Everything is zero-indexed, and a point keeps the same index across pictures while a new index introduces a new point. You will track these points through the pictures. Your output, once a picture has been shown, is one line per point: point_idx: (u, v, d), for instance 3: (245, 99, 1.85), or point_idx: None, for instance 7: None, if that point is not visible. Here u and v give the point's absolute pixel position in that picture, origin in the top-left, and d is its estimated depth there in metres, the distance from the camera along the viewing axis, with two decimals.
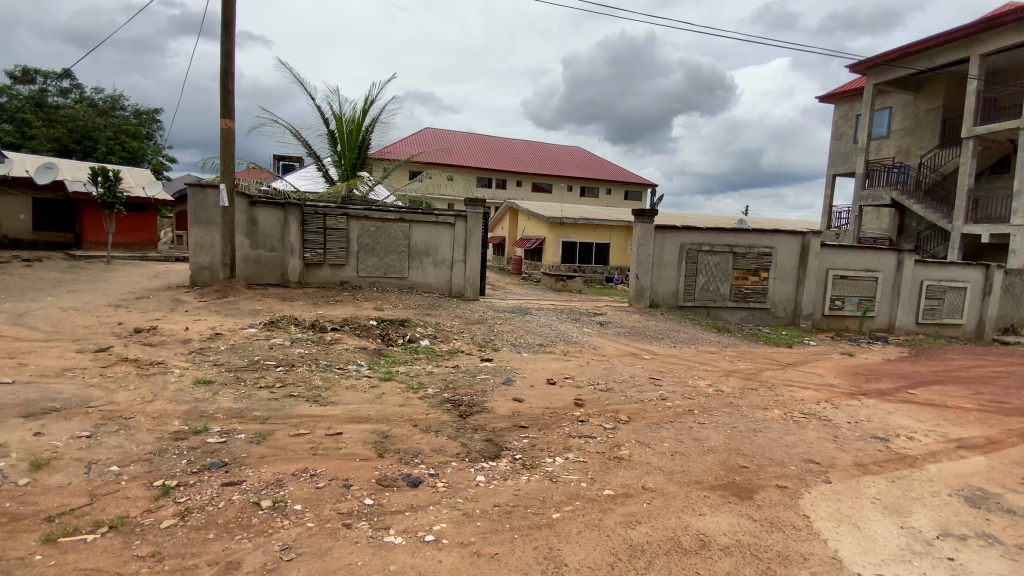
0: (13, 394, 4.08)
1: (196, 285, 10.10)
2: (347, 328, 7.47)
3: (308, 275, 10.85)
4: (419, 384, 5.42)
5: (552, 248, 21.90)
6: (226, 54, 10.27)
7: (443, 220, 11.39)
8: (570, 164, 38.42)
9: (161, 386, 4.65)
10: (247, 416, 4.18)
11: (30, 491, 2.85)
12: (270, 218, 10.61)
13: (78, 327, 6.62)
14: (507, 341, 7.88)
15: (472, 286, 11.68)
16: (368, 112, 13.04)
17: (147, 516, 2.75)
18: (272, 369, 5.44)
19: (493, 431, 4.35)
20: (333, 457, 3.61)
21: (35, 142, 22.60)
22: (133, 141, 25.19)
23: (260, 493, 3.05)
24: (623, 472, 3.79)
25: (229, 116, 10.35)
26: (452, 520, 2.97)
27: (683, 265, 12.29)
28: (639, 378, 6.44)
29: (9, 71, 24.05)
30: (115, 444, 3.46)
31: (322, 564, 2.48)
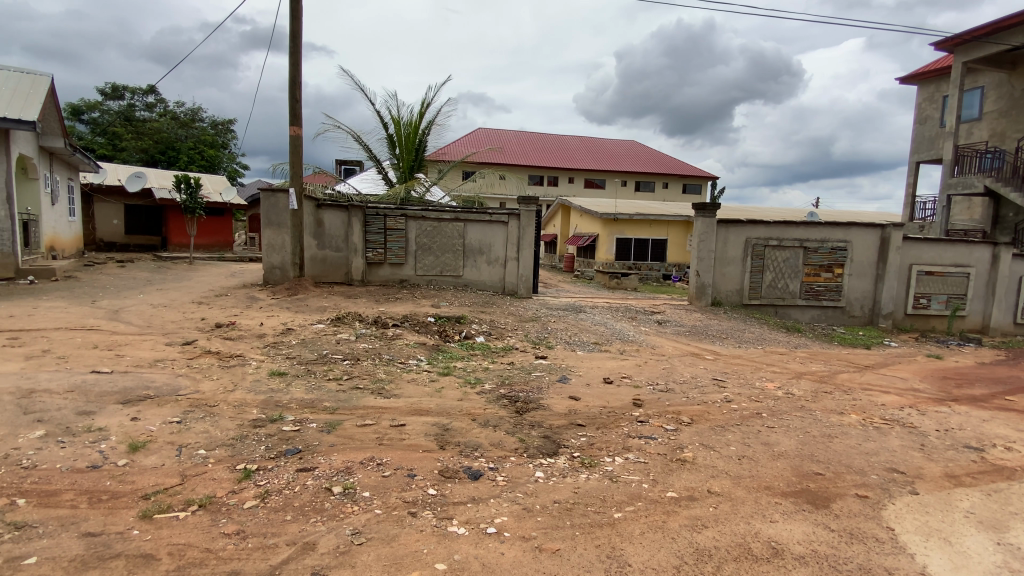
0: (113, 382, 4.52)
1: (269, 284, 10.72)
2: (407, 324, 7.71)
3: (369, 274, 11.28)
4: (476, 380, 5.50)
5: (606, 245, 21.56)
6: (293, 65, 10.85)
7: (497, 219, 11.48)
8: (624, 159, 37.59)
9: (239, 377, 4.99)
10: (318, 406, 4.40)
11: (129, 471, 3.14)
12: (335, 220, 11.11)
13: (167, 322, 7.23)
14: (562, 339, 7.82)
15: (526, 284, 11.73)
16: (424, 115, 13.36)
17: (232, 496, 2.96)
18: (339, 362, 5.71)
19: (550, 428, 4.34)
20: (397, 448, 3.73)
21: (126, 154, 24.84)
22: (210, 149, 27.17)
23: (332, 479, 3.20)
24: (687, 475, 3.67)
25: (297, 124, 10.94)
26: (513, 514, 2.98)
27: (748, 261, 11.72)
28: (700, 379, 6.22)
29: (102, 89, 26.52)
30: (201, 430, 3.75)
31: (390, 550, 2.57)
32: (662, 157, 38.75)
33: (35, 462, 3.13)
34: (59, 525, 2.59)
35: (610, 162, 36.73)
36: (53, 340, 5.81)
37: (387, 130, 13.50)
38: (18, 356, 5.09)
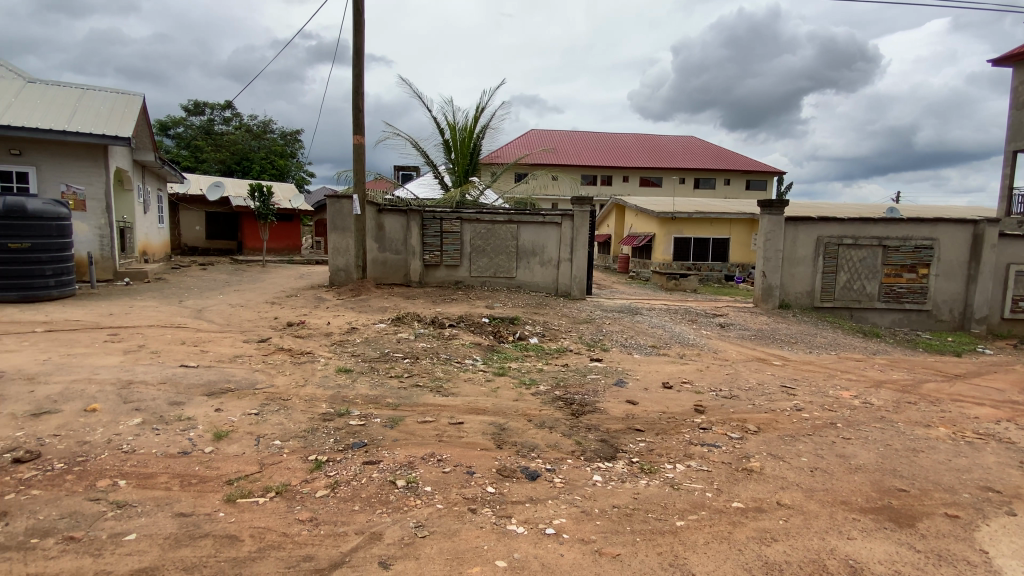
0: (199, 375, 4.91)
1: (335, 285, 11.16)
2: (463, 325, 7.86)
3: (427, 276, 11.59)
4: (531, 381, 5.51)
5: (663, 245, 21.00)
6: (356, 77, 11.36)
7: (550, 220, 11.49)
8: (681, 156, 36.48)
9: (309, 373, 5.28)
10: (381, 402, 4.58)
11: (214, 457, 3.40)
12: (394, 224, 11.52)
13: (243, 320, 7.77)
14: (618, 341, 7.71)
15: (579, 285, 11.64)
16: (479, 119, 13.58)
17: (305, 485, 3.14)
18: (400, 360, 5.91)
19: (608, 432, 4.28)
20: (456, 445, 3.82)
21: (206, 165, 26.89)
22: (279, 159, 28.93)
23: (395, 473, 3.32)
24: (754, 485, 3.51)
25: (360, 133, 11.44)
26: (572, 517, 2.97)
27: (820, 261, 11.03)
28: (767, 386, 5.92)
29: (186, 106, 28.87)
30: (277, 421, 4.01)
31: (452, 544, 2.63)
32: (722, 153, 37.28)
33: (134, 447, 3.46)
34: (155, 505, 2.84)
35: (666, 160, 35.77)
36: (147, 336, 6.37)
37: (443, 135, 13.83)
38: (119, 350, 5.63)
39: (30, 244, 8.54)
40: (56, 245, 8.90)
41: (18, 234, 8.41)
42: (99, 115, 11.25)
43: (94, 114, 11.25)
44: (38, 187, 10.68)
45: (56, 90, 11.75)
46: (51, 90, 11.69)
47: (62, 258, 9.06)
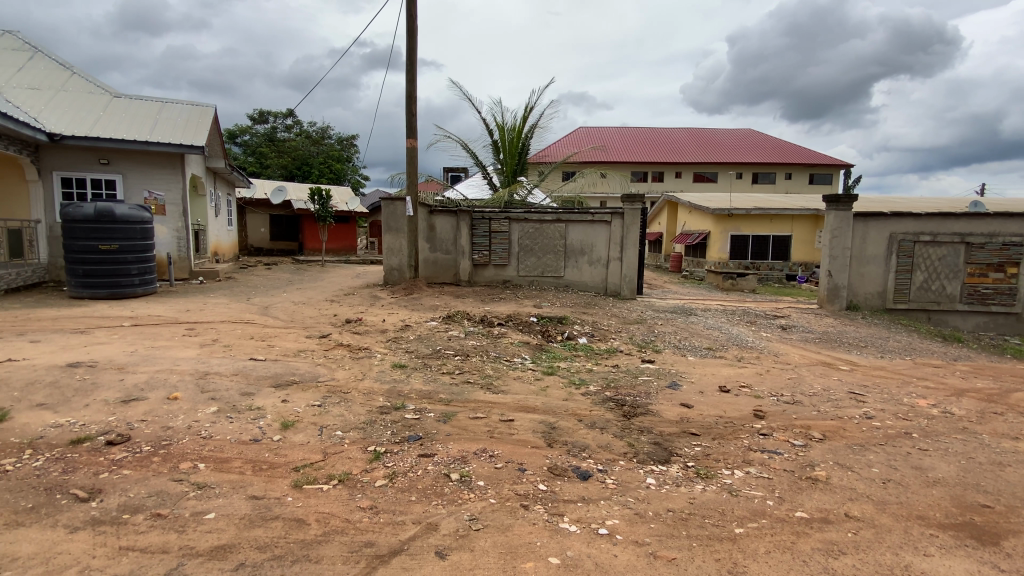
0: (267, 368, 5.23)
1: (388, 284, 11.47)
2: (511, 324, 7.91)
3: (476, 275, 11.76)
4: (581, 381, 5.47)
5: (718, 243, 20.27)
6: (409, 82, 11.69)
7: (599, 218, 11.36)
8: (738, 150, 35.08)
9: (367, 367, 5.50)
10: (434, 397, 4.71)
11: (282, 445, 3.61)
12: (445, 224, 11.76)
13: (306, 317, 8.18)
14: (671, 343, 7.51)
15: (629, 285, 11.44)
16: (528, 118, 13.61)
17: (365, 474, 3.28)
18: (452, 357, 6.05)
19: (661, 435, 4.19)
20: (508, 442, 3.86)
21: (270, 170, 28.46)
22: (336, 163, 30.18)
23: (449, 467, 3.41)
24: (819, 495, 3.34)
25: (412, 136, 11.77)
26: (625, 518, 2.94)
27: (892, 259, 10.30)
28: (834, 393, 5.58)
29: (252, 115, 30.68)
30: (338, 413, 4.21)
31: (505, 539, 2.67)
32: (783, 146, 35.54)
33: (211, 433, 3.73)
34: (231, 487, 3.05)
35: (722, 155, 34.47)
36: (220, 331, 6.85)
37: (492, 136, 13.98)
38: (196, 344, 6.08)
39: (118, 245, 9.36)
40: (141, 246, 9.69)
41: (109, 236, 9.27)
42: (176, 126, 12.15)
43: (172, 125, 12.16)
44: (124, 193, 11.67)
45: (139, 104, 12.79)
46: (135, 104, 12.74)
47: (146, 259, 9.85)
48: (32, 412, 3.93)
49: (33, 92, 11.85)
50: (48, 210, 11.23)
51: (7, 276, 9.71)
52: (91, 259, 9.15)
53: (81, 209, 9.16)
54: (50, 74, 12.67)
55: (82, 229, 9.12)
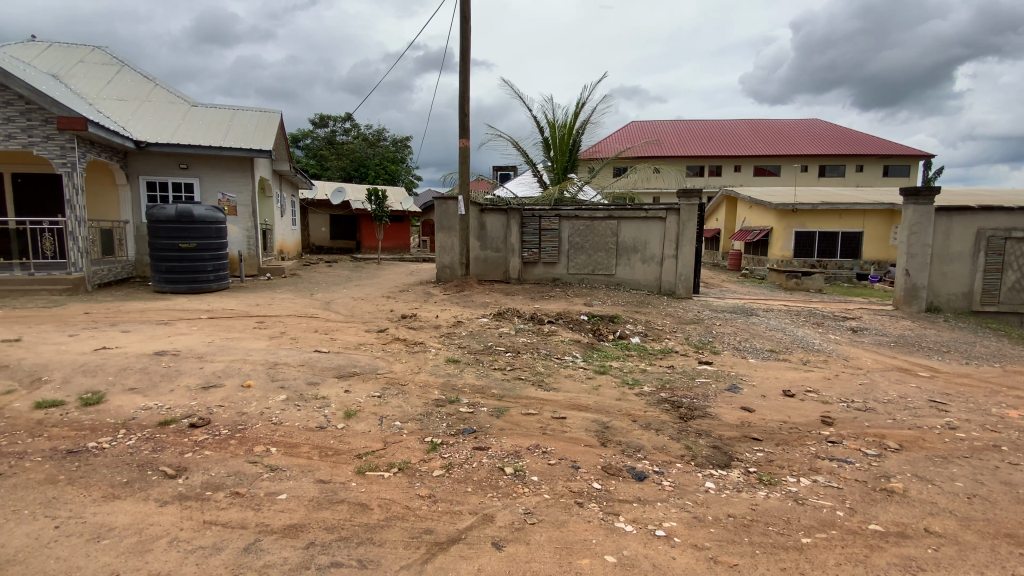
0: (330, 359, 5.50)
1: (440, 281, 11.78)
2: (561, 321, 7.89)
3: (525, 273, 11.79)
4: (635, 381, 5.38)
5: (781, 240, 19.33)
6: (462, 82, 11.89)
7: (654, 214, 11.11)
8: (802, 142, 33.26)
9: (423, 361, 5.66)
10: (487, 392, 4.79)
11: (346, 433, 3.79)
12: (495, 223, 11.84)
13: (364, 312, 8.51)
14: (730, 344, 7.24)
15: (685, 284, 11.12)
16: (579, 114, 13.49)
17: (423, 464, 3.39)
18: (503, 353, 6.12)
19: (720, 438, 4.06)
20: (560, 439, 3.86)
21: (330, 172, 29.77)
22: (391, 164, 31.15)
23: (504, 460, 3.47)
24: (894, 508, 3.13)
25: (465, 136, 11.96)
26: (683, 521, 2.88)
27: (979, 257, 9.53)
28: (912, 401, 5.19)
29: (314, 120, 32.19)
30: (396, 404, 4.37)
31: (560, 534, 2.68)
32: (853, 137, 33.38)
33: (282, 419, 3.97)
34: (300, 470, 3.24)
35: (785, 147, 32.77)
36: (287, 324, 7.26)
37: (543, 134, 13.97)
38: (266, 336, 6.48)
39: (195, 244, 10.07)
40: (215, 245, 10.39)
41: (187, 235, 9.98)
42: (246, 132, 12.95)
43: (242, 131, 12.96)
44: (201, 195, 12.56)
45: (213, 112, 13.73)
46: (209, 112, 13.69)
47: (219, 256, 10.57)
48: (125, 395, 4.33)
49: (122, 104, 12.97)
50: (135, 211, 12.28)
51: (101, 272, 10.69)
52: (172, 256, 9.91)
53: (163, 211, 9.90)
54: (136, 86, 13.82)
55: (164, 229, 9.86)
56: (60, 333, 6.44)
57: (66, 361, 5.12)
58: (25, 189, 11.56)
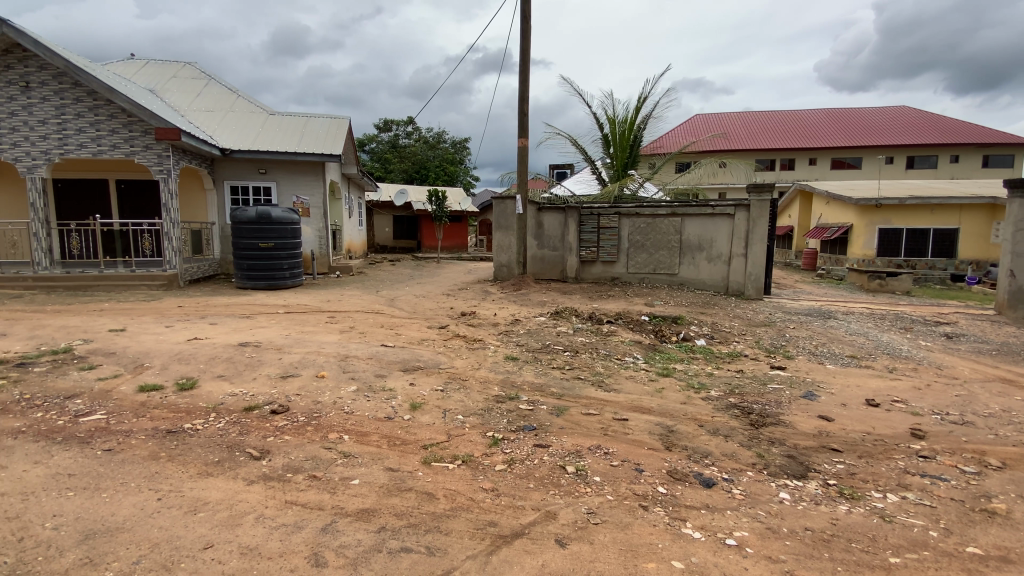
0: (396, 353, 5.72)
1: (498, 280, 11.92)
2: (621, 321, 7.74)
3: (583, 272, 11.66)
4: (701, 385, 5.19)
5: (862, 239, 17.94)
6: (522, 82, 11.96)
7: (720, 211, 10.65)
8: (887, 131, 30.66)
9: (482, 358, 5.76)
10: (547, 391, 4.79)
11: (412, 424, 3.93)
12: (553, 221, 11.78)
13: (426, 309, 8.77)
14: (805, 349, 6.81)
15: (755, 284, 10.57)
16: (640, 109, 13.17)
17: (485, 457, 3.45)
18: (562, 352, 6.10)
19: (796, 448, 3.84)
20: (623, 441, 3.80)
21: (393, 175, 30.90)
22: (450, 165, 31.85)
23: (565, 459, 3.46)
24: (997, 531, 2.83)
25: (523, 135, 12.01)
26: (755, 531, 2.75)
27: None
28: (1020, 416, 4.65)
29: (378, 125, 33.53)
30: (459, 398, 4.49)
31: (625, 536, 2.64)
32: (947, 125, 30.44)
33: (353, 408, 4.18)
34: (371, 458, 3.39)
35: (868, 137, 30.34)
36: (355, 319, 7.62)
37: (603, 130, 13.75)
38: (337, 330, 6.84)
39: (274, 244, 10.77)
40: (290, 244, 11.05)
41: (266, 236, 10.69)
42: (318, 138, 13.71)
43: (314, 137, 13.72)
44: (277, 198, 13.41)
45: (289, 120, 14.64)
46: (285, 120, 14.60)
47: (294, 254, 11.25)
48: (215, 381, 4.73)
49: (209, 115, 14.10)
50: (220, 213, 13.30)
51: (191, 269, 11.68)
52: (253, 255, 10.68)
53: (245, 213, 10.65)
54: (221, 98, 14.96)
55: (247, 229, 10.62)
56: (158, 324, 7.12)
57: (164, 349, 5.66)
58: (129, 193, 12.85)
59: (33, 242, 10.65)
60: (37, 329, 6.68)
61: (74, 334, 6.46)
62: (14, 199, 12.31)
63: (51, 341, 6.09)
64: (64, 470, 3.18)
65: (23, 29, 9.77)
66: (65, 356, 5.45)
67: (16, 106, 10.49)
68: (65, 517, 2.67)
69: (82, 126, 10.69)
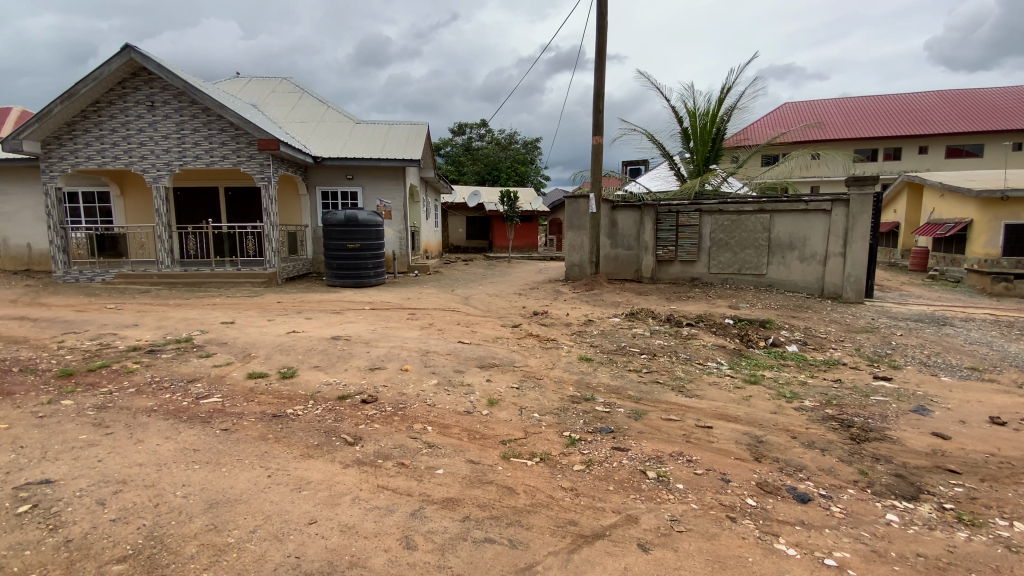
0: (473, 350, 5.89)
1: (569, 280, 11.85)
2: (702, 324, 7.44)
3: (660, 272, 11.30)
4: (793, 394, 4.86)
5: (985, 235, 15.98)
6: (597, 80, 11.82)
7: (815, 207, 9.88)
8: (1016, 114, 26.91)
9: (556, 357, 5.77)
10: (624, 393, 4.72)
11: (490, 419, 4.04)
12: (628, 220, 11.52)
13: (499, 308, 8.94)
14: (915, 358, 6.15)
15: (855, 286, 9.71)
16: (724, 100, 12.53)
17: (563, 457, 3.48)
18: (638, 355, 5.96)
19: (904, 466, 3.50)
20: (707, 449, 3.66)
21: (466, 177, 31.76)
22: (522, 166, 32.17)
23: (645, 464, 3.40)
24: None
25: (598, 132, 11.87)
26: (858, 553, 2.54)
27: None
28: None
29: (452, 128, 34.59)
30: (534, 396, 4.55)
31: (712, 546, 2.55)
32: None
33: (435, 401, 4.37)
34: (453, 449, 3.53)
35: (992, 120, 26.80)
36: (433, 316, 7.95)
37: (682, 124, 13.24)
38: (417, 326, 7.16)
39: (360, 244, 11.47)
40: (374, 245, 11.71)
41: (354, 237, 11.41)
42: (400, 144, 14.39)
43: (396, 143, 14.43)
44: (363, 201, 14.24)
45: (373, 128, 15.50)
46: (370, 127, 15.49)
47: (378, 254, 11.90)
48: (311, 371, 5.13)
49: (303, 125, 15.26)
50: (312, 216, 14.36)
51: (288, 268, 12.72)
52: (342, 255, 11.43)
53: (335, 216, 11.43)
54: (313, 109, 16.13)
55: (337, 232, 11.39)
56: (262, 317, 7.85)
57: (267, 340, 6.23)
58: (235, 199, 14.23)
59: (158, 243, 12.08)
60: (162, 320, 7.59)
61: (194, 325, 7.28)
62: (142, 206, 14.07)
63: (174, 331, 6.91)
64: (190, 445, 3.60)
65: (149, 55, 11.11)
66: (186, 345, 6.16)
67: (143, 124, 11.92)
68: (192, 487, 3.04)
69: (198, 140, 11.99)
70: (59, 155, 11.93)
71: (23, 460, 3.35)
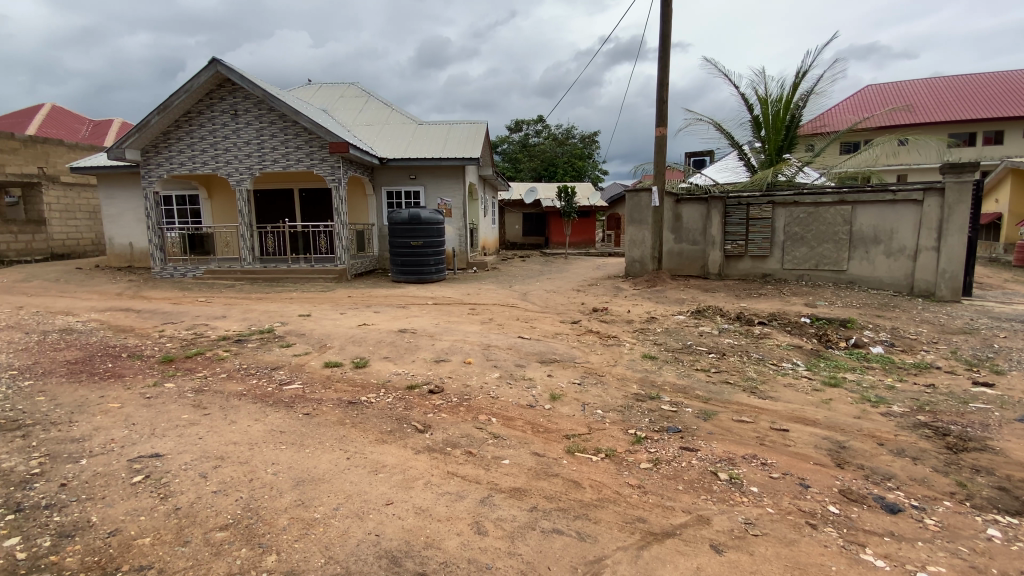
0: (535, 345, 5.94)
1: (630, 276, 11.49)
2: (775, 323, 7.06)
3: (728, 268, 10.85)
4: (878, 398, 4.53)
5: None
6: (661, 69, 11.47)
7: (905, 197, 9.10)
8: None
9: (618, 355, 5.71)
10: (691, 393, 4.59)
11: (554, 414, 4.07)
12: (693, 213, 11.13)
13: (558, 304, 8.94)
14: (1022, 363, 5.54)
15: (950, 283, 8.84)
16: (799, 85, 11.79)
17: (629, 454, 3.44)
18: (705, 354, 5.77)
19: (1009, 479, 3.18)
20: (782, 453, 3.50)
21: (523, 174, 31.86)
22: (580, 161, 31.82)
23: (716, 465, 3.30)
24: None
25: (661, 124, 11.54)
26: (956, 568, 2.36)
27: None
28: None
29: (509, 125, 34.78)
30: (597, 393, 4.53)
31: (790, 552, 2.44)
32: None
33: (499, 394, 4.46)
34: (518, 441, 3.60)
35: None
36: (493, 312, 8.07)
37: (752, 112, 12.60)
38: (478, 321, 7.31)
39: (423, 241, 11.85)
40: (436, 242, 12.06)
41: (417, 235, 11.82)
42: (461, 142, 14.69)
43: (457, 142, 14.74)
44: (425, 200, 14.67)
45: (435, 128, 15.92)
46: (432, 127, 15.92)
47: (439, 251, 12.24)
48: (381, 362, 5.39)
49: (370, 127, 15.93)
50: (378, 215, 14.96)
51: (356, 264, 13.36)
52: (405, 252, 11.85)
53: (399, 215, 11.89)
54: (379, 111, 16.79)
55: (400, 230, 11.84)
56: (335, 311, 8.33)
57: (340, 332, 6.60)
58: (309, 200, 15.11)
59: (241, 241, 13.06)
60: (247, 313, 8.23)
61: (274, 317, 7.84)
62: (227, 207, 15.25)
63: (257, 323, 7.47)
64: (277, 427, 3.90)
65: (233, 67, 12.00)
66: (268, 335, 6.65)
67: (228, 131, 12.92)
68: (281, 465, 3.30)
69: (276, 144, 12.82)
70: (157, 161, 13.16)
71: (136, 435, 3.76)
